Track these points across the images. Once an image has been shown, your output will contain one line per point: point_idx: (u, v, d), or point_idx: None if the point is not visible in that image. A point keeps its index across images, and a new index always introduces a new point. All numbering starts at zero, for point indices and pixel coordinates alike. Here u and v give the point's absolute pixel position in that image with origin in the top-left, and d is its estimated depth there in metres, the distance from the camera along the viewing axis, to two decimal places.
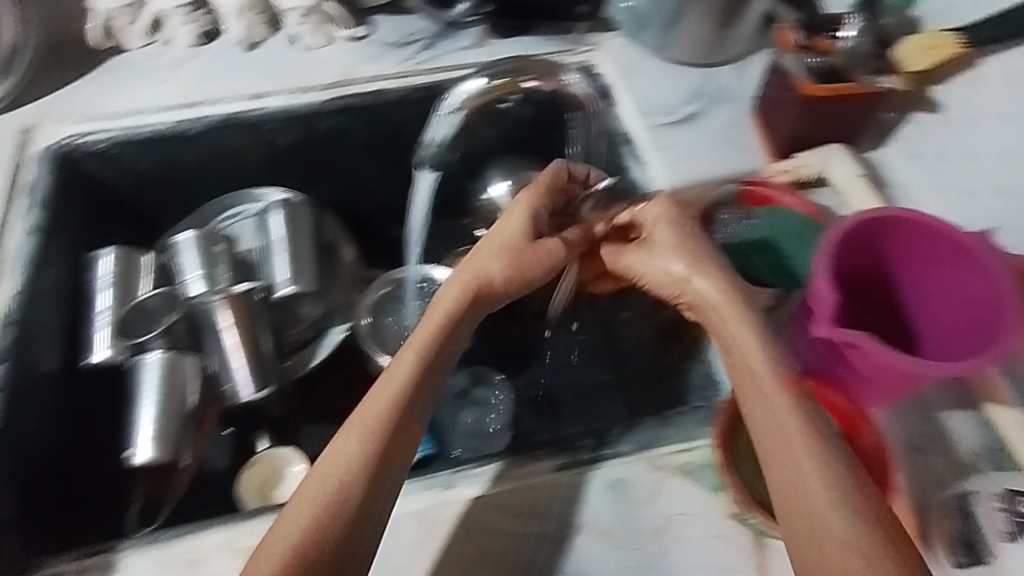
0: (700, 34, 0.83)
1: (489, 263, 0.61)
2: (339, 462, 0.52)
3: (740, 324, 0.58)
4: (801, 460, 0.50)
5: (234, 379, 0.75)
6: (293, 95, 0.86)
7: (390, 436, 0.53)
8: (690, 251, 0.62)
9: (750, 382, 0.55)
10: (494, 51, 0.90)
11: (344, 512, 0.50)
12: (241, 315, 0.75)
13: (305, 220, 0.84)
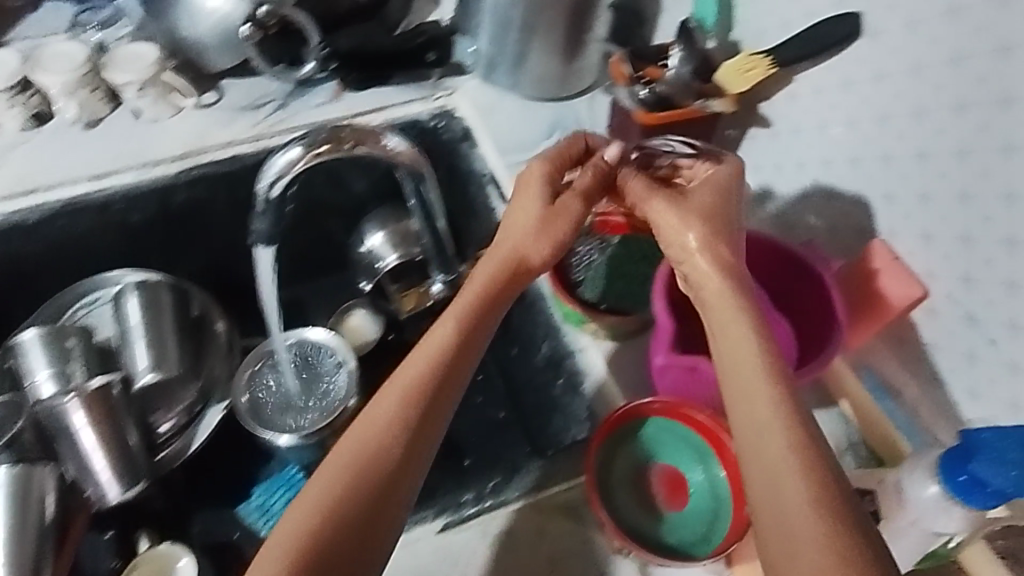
0: (548, 71, 0.85)
1: (526, 236, 0.63)
2: (372, 432, 0.54)
3: (728, 288, 0.56)
4: (772, 423, 0.48)
5: (98, 481, 0.69)
6: (142, 170, 0.82)
7: (421, 411, 0.55)
8: (718, 220, 0.60)
9: (742, 364, 0.52)
10: (350, 105, 0.89)
11: (370, 482, 0.52)
12: (100, 415, 0.70)
13: (166, 301, 0.80)
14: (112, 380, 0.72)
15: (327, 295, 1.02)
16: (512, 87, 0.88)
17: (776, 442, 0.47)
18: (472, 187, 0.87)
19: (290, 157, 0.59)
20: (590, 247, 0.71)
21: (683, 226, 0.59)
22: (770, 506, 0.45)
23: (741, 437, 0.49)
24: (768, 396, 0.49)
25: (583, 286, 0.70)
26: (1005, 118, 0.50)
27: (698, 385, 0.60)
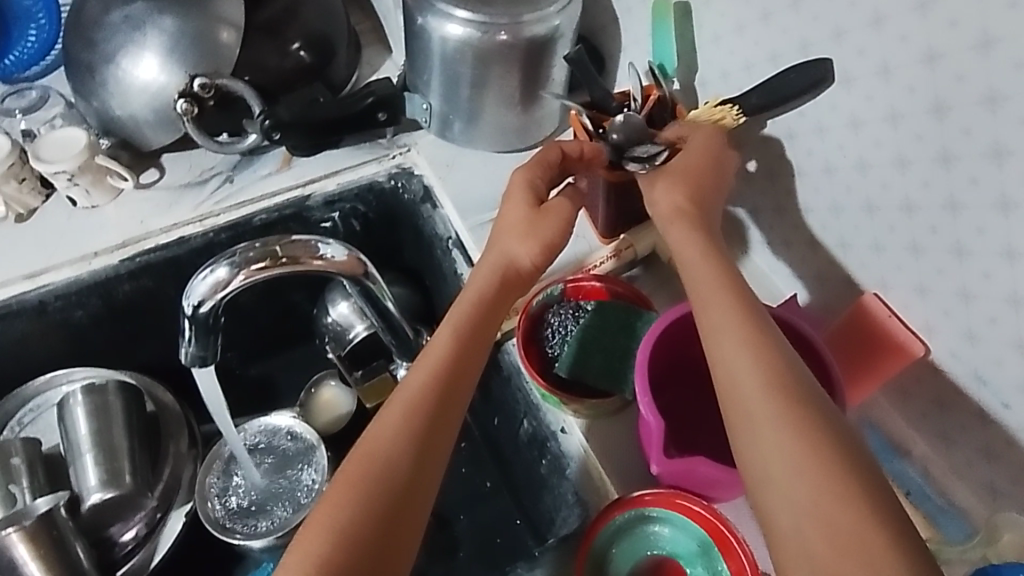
0: (505, 123, 0.81)
1: (512, 241, 0.59)
2: (375, 452, 0.50)
3: (687, 231, 0.54)
4: (733, 341, 0.47)
5: None
6: (80, 264, 0.76)
7: (421, 434, 0.51)
8: (703, 178, 0.57)
9: (704, 282, 0.51)
10: (301, 173, 0.84)
11: (377, 497, 0.48)
12: (45, 548, 0.64)
13: (113, 406, 0.73)
14: (57, 504, 0.66)
15: (296, 367, 0.96)
16: (472, 142, 0.84)
17: (766, 411, 0.44)
18: (437, 249, 0.82)
19: (217, 277, 0.57)
20: (564, 316, 0.67)
21: (665, 193, 0.57)
22: (743, 432, 0.45)
23: (723, 394, 0.46)
24: (755, 360, 0.46)
25: (559, 362, 0.65)
26: (1000, 172, 0.47)
27: (693, 476, 0.55)
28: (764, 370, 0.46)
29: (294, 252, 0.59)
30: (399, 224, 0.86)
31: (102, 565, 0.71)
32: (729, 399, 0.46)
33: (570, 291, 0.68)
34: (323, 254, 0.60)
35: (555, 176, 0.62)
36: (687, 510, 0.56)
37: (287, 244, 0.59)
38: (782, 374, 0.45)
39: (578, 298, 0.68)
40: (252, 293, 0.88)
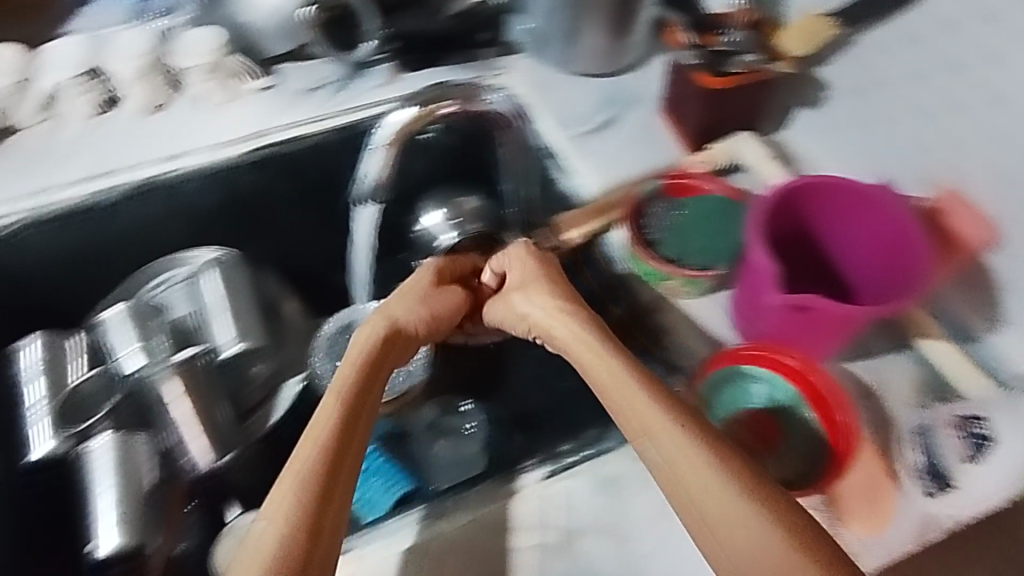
0: (600, 45, 0.86)
1: (406, 312, 0.68)
2: (287, 491, 0.50)
3: (577, 329, 0.63)
4: (653, 418, 0.53)
5: (191, 452, 0.70)
6: (211, 152, 0.83)
7: (332, 471, 0.52)
8: (559, 280, 0.69)
9: (606, 376, 0.58)
10: (406, 87, 0.88)
11: (297, 537, 0.48)
12: (191, 385, 0.71)
13: (241, 278, 0.79)
14: (197, 355, 0.73)
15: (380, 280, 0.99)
16: (566, 64, 0.90)
17: (699, 472, 0.49)
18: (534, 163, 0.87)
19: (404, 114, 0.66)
20: (662, 209, 0.72)
21: (528, 296, 0.67)
22: (679, 496, 0.50)
23: (657, 467, 0.51)
24: (674, 434, 0.52)
25: (661, 245, 0.71)
26: (1001, 73, 0.67)
27: (792, 329, 0.62)
28: (683, 438, 0.51)
29: (464, 94, 0.68)
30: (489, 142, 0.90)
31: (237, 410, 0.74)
32: (664, 474, 0.51)
33: (668, 187, 0.73)
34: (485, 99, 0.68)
35: (440, 273, 0.73)
36: (778, 363, 0.62)
37: (460, 87, 0.67)
38: (704, 441, 0.51)
39: (673, 196, 0.73)
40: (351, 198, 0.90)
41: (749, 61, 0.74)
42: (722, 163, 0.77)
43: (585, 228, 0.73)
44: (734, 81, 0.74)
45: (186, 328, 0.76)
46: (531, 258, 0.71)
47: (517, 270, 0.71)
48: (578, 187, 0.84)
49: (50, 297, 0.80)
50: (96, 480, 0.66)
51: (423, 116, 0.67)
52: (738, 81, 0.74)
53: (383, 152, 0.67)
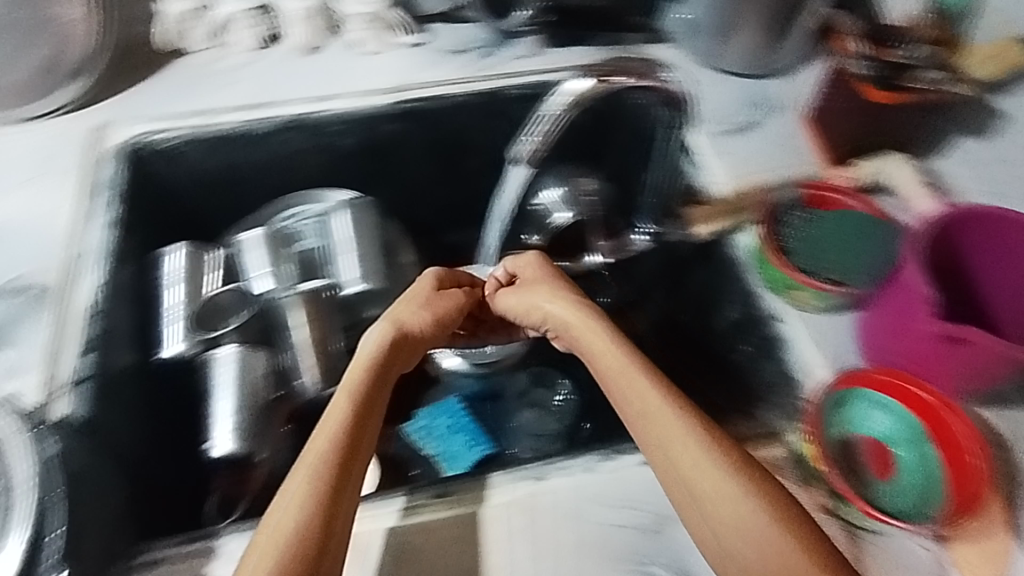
0: (754, 44, 0.82)
1: (407, 317, 0.69)
2: (294, 492, 0.53)
3: (601, 339, 0.65)
4: (679, 430, 0.56)
5: (306, 375, 0.73)
6: (359, 98, 0.85)
7: (337, 470, 0.54)
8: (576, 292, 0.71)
9: (628, 389, 0.60)
10: (551, 61, 0.88)
11: (306, 538, 0.50)
12: (313, 313, 0.76)
13: (371, 222, 0.81)
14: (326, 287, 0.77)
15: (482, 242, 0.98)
16: (711, 57, 0.85)
17: (702, 465, 0.54)
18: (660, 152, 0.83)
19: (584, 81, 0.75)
20: (799, 218, 0.72)
21: (552, 300, 0.70)
22: (695, 504, 0.53)
23: (680, 477, 0.54)
24: (683, 432, 0.56)
25: (794, 253, 0.70)
26: None
27: (934, 359, 0.60)
28: (691, 432, 0.55)
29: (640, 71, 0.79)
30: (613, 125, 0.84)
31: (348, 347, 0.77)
32: (672, 467, 0.55)
33: (808, 197, 0.74)
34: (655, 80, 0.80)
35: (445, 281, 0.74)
36: (908, 395, 0.59)
37: (639, 61, 0.68)
38: (727, 450, 0.54)
39: (813, 206, 0.73)
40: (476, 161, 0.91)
41: (923, 74, 0.78)
42: (869, 177, 0.75)
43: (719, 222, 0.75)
44: (906, 92, 0.78)
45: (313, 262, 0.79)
46: (539, 279, 0.73)
47: (529, 286, 0.72)
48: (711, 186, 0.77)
49: (189, 212, 0.84)
50: (218, 385, 0.70)
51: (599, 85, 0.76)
52: (907, 93, 0.78)
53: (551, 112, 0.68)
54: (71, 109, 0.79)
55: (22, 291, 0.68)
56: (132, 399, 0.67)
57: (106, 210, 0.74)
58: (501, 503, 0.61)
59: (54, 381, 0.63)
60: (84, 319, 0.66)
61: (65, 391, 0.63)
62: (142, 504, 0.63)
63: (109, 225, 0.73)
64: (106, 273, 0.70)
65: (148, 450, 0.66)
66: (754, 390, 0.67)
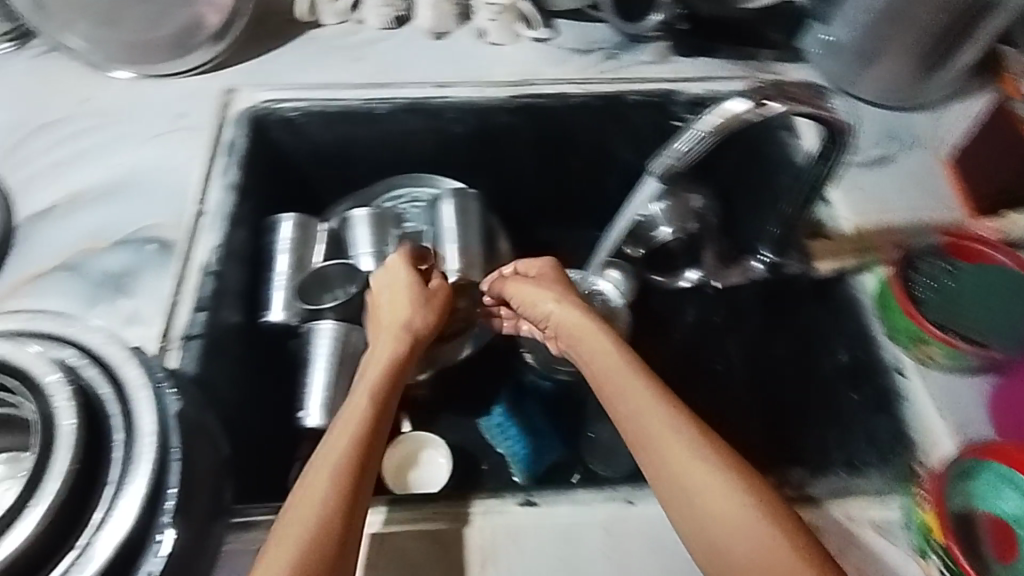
0: (899, 76, 0.78)
1: (400, 304, 0.67)
2: (317, 475, 0.50)
3: (617, 361, 0.60)
4: (702, 466, 0.51)
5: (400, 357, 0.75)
6: (478, 88, 0.85)
7: (360, 451, 0.53)
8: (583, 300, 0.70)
9: (640, 423, 0.55)
10: (679, 69, 0.86)
11: (334, 511, 0.48)
12: None
13: (475, 213, 0.82)
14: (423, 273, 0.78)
15: (574, 243, 0.96)
16: (844, 82, 0.82)
17: (700, 473, 0.51)
18: (784, 176, 0.80)
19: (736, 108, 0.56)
20: (933, 269, 0.66)
21: (563, 308, 0.68)
22: (731, 551, 0.48)
23: (712, 524, 0.49)
24: (678, 435, 0.53)
25: (925, 305, 0.65)
26: None
27: None
28: (693, 439, 0.52)
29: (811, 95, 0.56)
30: (731, 144, 0.83)
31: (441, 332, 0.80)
32: (672, 479, 0.52)
33: (945, 246, 0.66)
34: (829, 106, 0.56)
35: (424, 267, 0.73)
36: None
37: (808, 91, 0.55)
38: (755, 487, 0.50)
39: (952, 256, 0.65)
40: (583, 164, 0.90)
41: None
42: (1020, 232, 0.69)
43: (838, 261, 0.71)
44: None
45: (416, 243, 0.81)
46: (540, 284, 0.72)
47: (541, 285, 0.72)
48: (834, 216, 0.74)
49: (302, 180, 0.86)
50: (314, 359, 0.70)
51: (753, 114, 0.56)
52: None
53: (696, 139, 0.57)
54: (207, 68, 0.82)
55: (142, 243, 0.68)
56: (237, 355, 0.68)
57: (225, 172, 0.74)
58: (594, 520, 0.57)
59: (166, 334, 0.62)
60: (198, 275, 0.67)
61: (176, 345, 0.62)
62: (245, 465, 0.62)
63: (227, 187, 0.73)
64: (223, 234, 0.70)
65: (246, 411, 0.66)
66: (862, 445, 0.63)
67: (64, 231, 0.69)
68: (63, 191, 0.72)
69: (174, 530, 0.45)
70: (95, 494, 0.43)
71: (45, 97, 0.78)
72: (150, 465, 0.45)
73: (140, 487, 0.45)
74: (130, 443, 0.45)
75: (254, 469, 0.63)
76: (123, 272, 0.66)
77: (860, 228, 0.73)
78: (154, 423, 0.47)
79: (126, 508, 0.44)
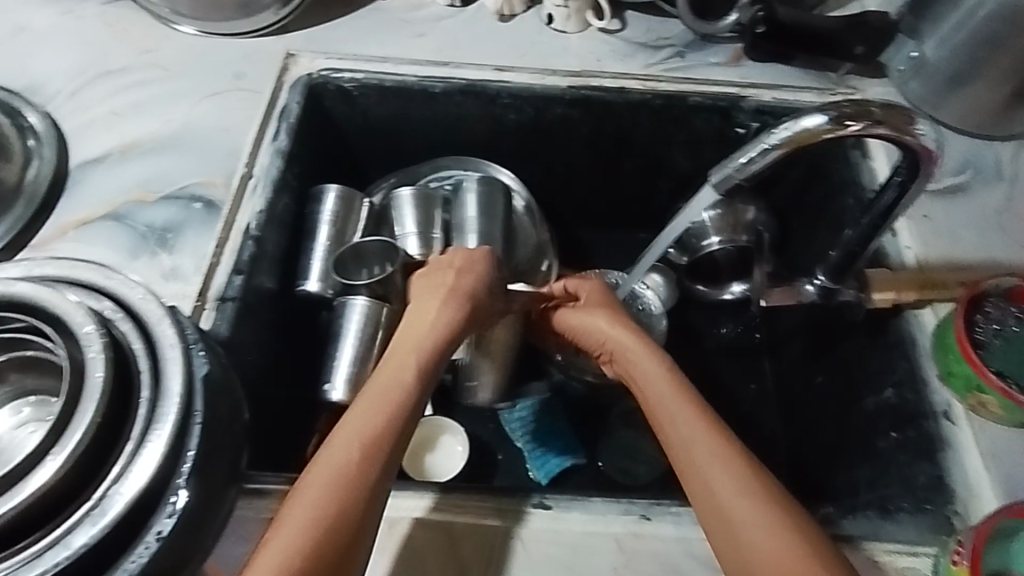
0: (987, 102, 0.73)
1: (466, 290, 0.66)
2: (340, 452, 0.49)
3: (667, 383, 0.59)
4: (739, 492, 0.48)
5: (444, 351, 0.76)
6: (538, 75, 0.82)
7: (392, 436, 0.51)
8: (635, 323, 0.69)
9: (683, 442, 0.53)
10: (748, 74, 0.82)
11: (348, 494, 0.47)
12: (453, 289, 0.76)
13: (501, 198, 0.78)
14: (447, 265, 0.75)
15: (609, 247, 0.99)
16: (926, 105, 0.77)
17: (735, 497, 0.48)
18: (846, 198, 0.76)
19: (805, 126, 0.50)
20: (1002, 314, 0.61)
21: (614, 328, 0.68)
22: None
23: (738, 557, 0.46)
24: (723, 463, 0.50)
25: (988, 351, 0.60)
26: None
27: None
28: (735, 465, 0.50)
29: (898, 119, 0.50)
30: (798, 162, 0.81)
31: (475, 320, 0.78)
32: (708, 500, 0.49)
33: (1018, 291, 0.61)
34: (918, 134, 0.50)
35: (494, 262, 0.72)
36: None
37: (890, 107, 0.50)
38: (792, 524, 0.46)
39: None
40: (635, 165, 0.89)
41: None
42: None
43: (897, 294, 0.65)
44: None
45: (447, 228, 0.78)
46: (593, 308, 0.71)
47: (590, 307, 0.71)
48: (898, 246, 0.70)
49: (350, 152, 0.87)
50: (344, 332, 0.70)
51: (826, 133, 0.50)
52: None
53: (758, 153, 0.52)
54: (270, 31, 0.81)
55: (189, 200, 0.68)
56: (268, 320, 0.68)
57: (276, 137, 0.74)
58: (605, 532, 0.55)
59: (202, 294, 0.63)
60: (239, 237, 0.67)
61: (211, 306, 0.62)
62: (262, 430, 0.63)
63: (277, 152, 0.73)
64: (267, 199, 0.70)
65: (267, 378, 0.66)
66: (897, 490, 0.60)
67: (115, 180, 0.70)
68: (119, 139, 0.73)
69: (190, 492, 0.44)
70: (116, 448, 0.42)
71: (110, 45, 0.79)
72: (172, 427, 0.43)
73: (158, 450, 0.43)
74: (156, 403, 0.44)
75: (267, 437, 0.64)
76: (167, 226, 0.66)
77: (924, 262, 0.68)
78: (181, 386, 0.45)
79: (143, 468, 0.42)
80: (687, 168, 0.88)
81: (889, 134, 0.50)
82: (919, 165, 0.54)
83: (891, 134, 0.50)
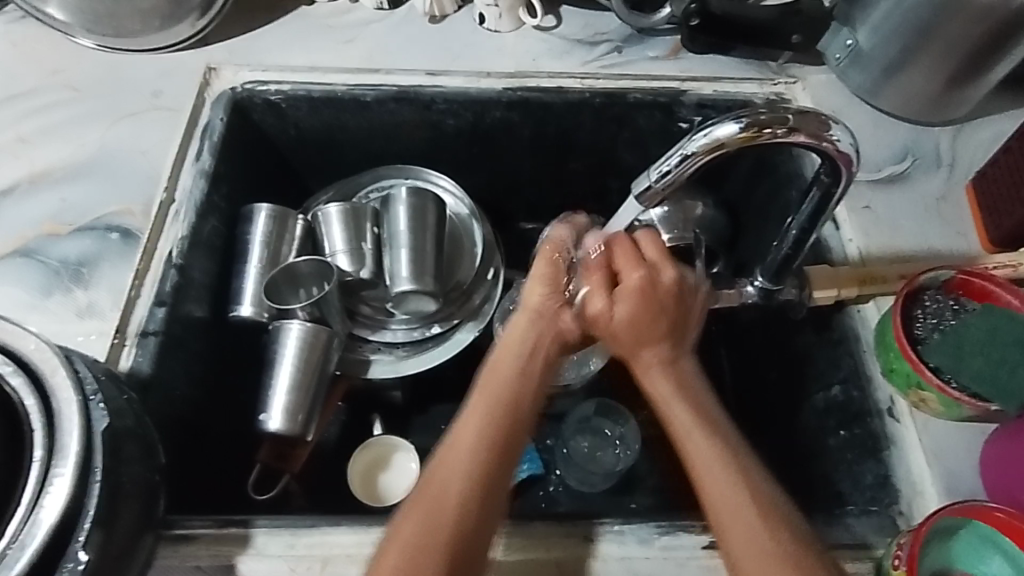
0: (925, 90, 0.72)
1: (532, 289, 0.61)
2: (441, 483, 0.50)
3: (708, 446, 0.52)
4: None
5: (394, 356, 0.75)
6: (472, 78, 0.79)
7: (486, 462, 0.52)
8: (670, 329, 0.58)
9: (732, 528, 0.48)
10: (688, 67, 0.80)
11: (439, 528, 0.48)
12: (398, 302, 0.73)
13: (433, 210, 0.75)
14: (382, 275, 0.75)
15: None
16: (867, 92, 0.76)
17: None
18: (792, 190, 0.75)
19: (721, 134, 0.49)
20: (937, 308, 0.61)
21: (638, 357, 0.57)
22: None
23: None
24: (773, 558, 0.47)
25: (925, 346, 0.59)
26: None
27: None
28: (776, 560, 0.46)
29: (809, 124, 0.50)
30: (741, 156, 0.80)
31: (419, 326, 0.75)
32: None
33: (955, 283, 0.61)
34: (830, 138, 0.50)
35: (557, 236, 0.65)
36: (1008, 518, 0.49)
37: (806, 114, 0.50)
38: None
39: (961, 294, 0.61)
40: (580, 163, 0.86)
41: None
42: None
43: (838, 290, 0.64)
44: None
45: (380, 241, 0.75)
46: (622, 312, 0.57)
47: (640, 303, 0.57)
48: (840, 240, 0.69)
49: (286, 164, 0.84)
50: (279, 358, 0.68)
51: (742, 141, 0.50)
52: None
53: (678, 162, 0.51)
54: (188, 44, 0.77)
55: (105, 231, 0.66)
56: (199, 351, 0.67)
57: (198, 157, 0.71)
58: (547, 557, 0.54)
59: (121, 330, 0.60)
60: (160, 267, 0.64)
61: (131, 342, 0.60)
62: (182, 470, 0.62)
63: (199, 173, 0.70)
64: (191, 224, 0.67)
65: (195, 414, 0.65)
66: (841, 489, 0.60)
67: (24, 214, 0.67)
68: (29, 169, 0.70)
69: (88, 556, 0.43)
70: (6, 515, 0.41)
71: (17, 67, 0.76)
72: (68, 484, 0.42)
73: (57, 506, 0.42)
74: (51, 461, 0.43)
75: (192, 473, 0.64)
76: (81, 260, 0.64)
77: (867, 258, 0.68)
78: (78, 441, 0.43)
79: (34, 533, 0.41)
80: (634, 164, 0.85)
81: (806, 140, 0.50)
82: (837, 169, 0.54)
83: (805, 138, 0.50)
